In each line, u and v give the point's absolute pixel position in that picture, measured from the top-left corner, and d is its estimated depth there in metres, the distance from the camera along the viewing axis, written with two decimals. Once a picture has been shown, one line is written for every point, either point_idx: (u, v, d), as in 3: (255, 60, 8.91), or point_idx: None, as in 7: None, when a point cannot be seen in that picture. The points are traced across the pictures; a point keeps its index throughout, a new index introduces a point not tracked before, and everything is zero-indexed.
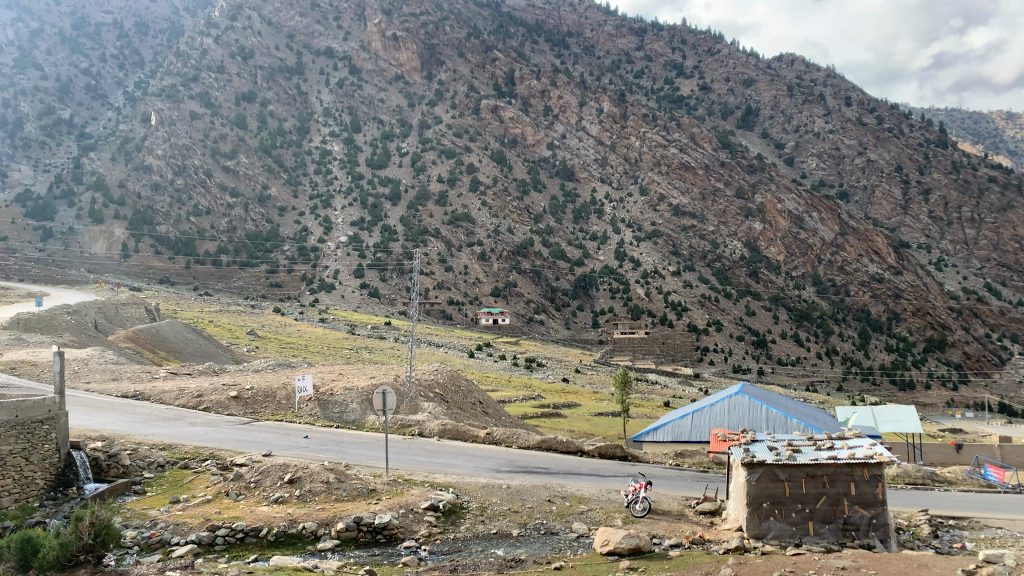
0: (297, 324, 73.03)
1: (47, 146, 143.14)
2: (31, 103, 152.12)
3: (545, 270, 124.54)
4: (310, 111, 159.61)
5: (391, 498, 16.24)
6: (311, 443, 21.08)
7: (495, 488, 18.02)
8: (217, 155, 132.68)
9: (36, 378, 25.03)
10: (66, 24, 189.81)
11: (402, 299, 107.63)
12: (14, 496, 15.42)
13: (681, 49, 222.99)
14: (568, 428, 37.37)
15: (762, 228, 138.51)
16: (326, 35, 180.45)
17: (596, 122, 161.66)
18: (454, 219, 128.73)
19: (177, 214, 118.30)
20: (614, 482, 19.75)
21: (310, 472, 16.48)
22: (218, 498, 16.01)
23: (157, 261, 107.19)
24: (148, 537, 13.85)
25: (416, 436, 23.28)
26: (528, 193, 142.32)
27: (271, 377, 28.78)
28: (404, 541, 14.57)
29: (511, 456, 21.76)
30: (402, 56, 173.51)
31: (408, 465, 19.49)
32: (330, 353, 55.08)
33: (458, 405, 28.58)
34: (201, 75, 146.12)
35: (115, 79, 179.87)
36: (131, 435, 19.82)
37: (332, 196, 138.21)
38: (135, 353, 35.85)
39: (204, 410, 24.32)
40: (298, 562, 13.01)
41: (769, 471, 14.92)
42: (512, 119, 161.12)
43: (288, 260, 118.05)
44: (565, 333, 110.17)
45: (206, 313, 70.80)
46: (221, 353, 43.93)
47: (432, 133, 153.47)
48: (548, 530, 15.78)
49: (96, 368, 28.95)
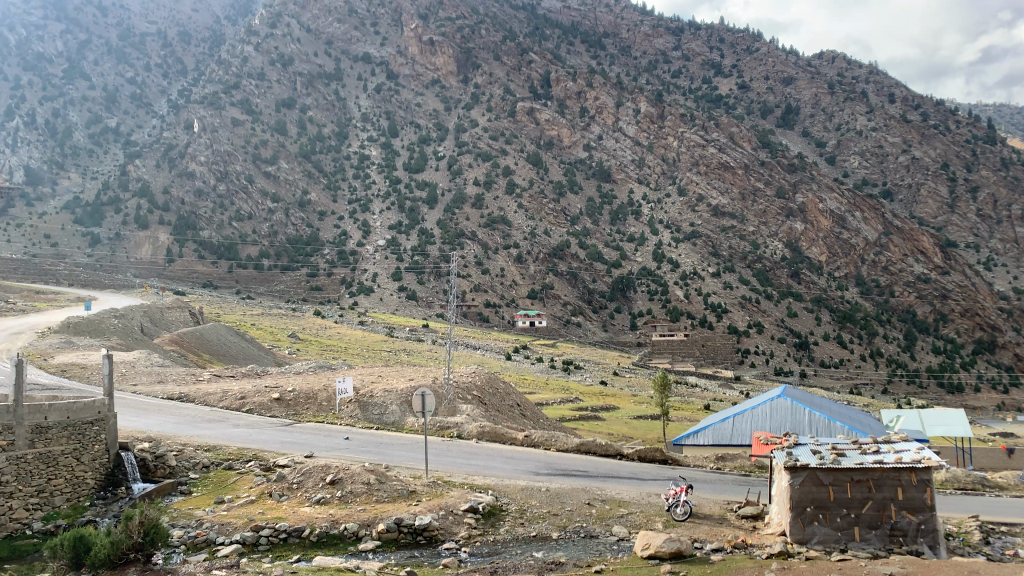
0: (337, 326, 74.07)
1: (94, 154, 147.46)
2: (79, 112, 156.82)
3: (582, 272, 124.36)
4: (348, 116, 161.43)
5: (430, 499, 16.36)
6: (352, 444, 21.35)
7: (534, 491, 17.98)
8: (258, 161, 135.03)
9: (85, 380, 25.74)
10: (113, 35, 195.14)
11: (440, 301, 107.88)
12: (65, 496, 15.83)
13: (719, 48, 220.50)
14: (607, 431, 37.19)
15: (803, 228, 136.16)
16: (364, 41, 182.18)
17: (633, 122, 160.51)
18: (491, 222, 128.84)
19: (219, 219, 121.02)
20: (654, 485, 19.61)
21: (351, 473, 16.63)
22: (261, 498, 16.26)
23: (201, 265, 109.54)
24: (194, 537, 14.06)
25: (454, 438, 23.38)
26: (564, 195, 141.99)
27: (312, 379, 29.19)
28: (445, 542, 14.64)
29: (550, 458, 21.74)
30: (438, 61, 174.58)
31: (447, 467, 19.61)
32: (368, 356, 55.49)
33: (496, 407, 28.60)
34: (241, 83, 149.13)
35: (160, 87, 184.33)
36: (177, 436, 20.30)
37: (370, 200, 139.45)
38: (179, 357, 36.52)
39: (246, 412, 24.77)
40: (341, 562, 13.15)
41: (813, 475, 14.64)
42: (548, 121, 160.85)
43: (328, 264, 120.20)
44: (603, 335, 109.76)
45: (248, 316, 72.07)
46: (263, 355, 44.69)
47: (468, 136, 153.86)
48: (588, 534, 15.70)
49: (143, 371, 29.60)
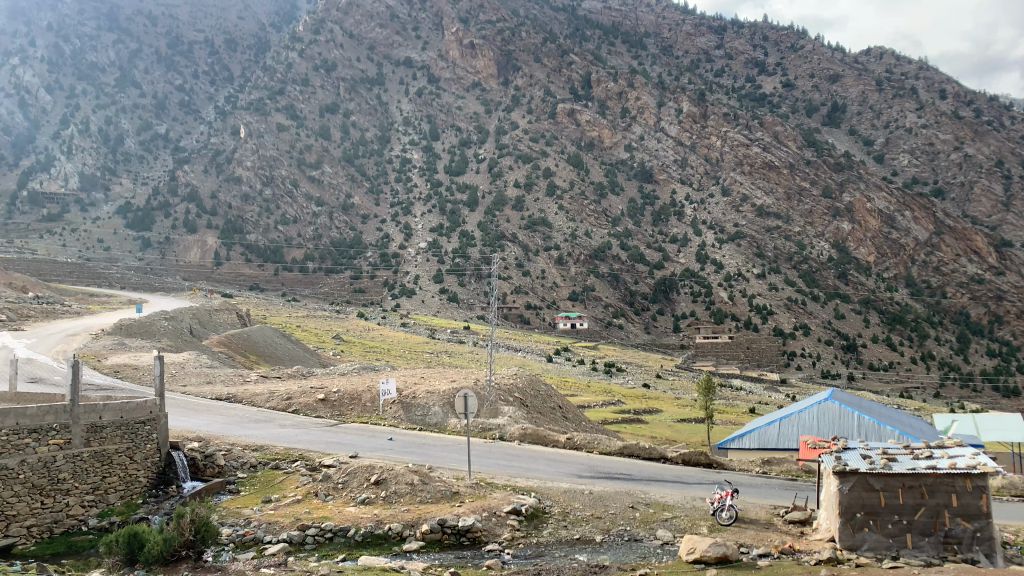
0: (379, 328, 74.75)
1: (145, 160, 151.87)
2: (131, 119, 161.57)
3: (624, 274, 123.90)
4: (390, 121, 163.25)
5: (474, 501, 16.34)
6: (395, 445, 21.53)
7: (578, 493, 17.90)
8: (303, 165, 137.75)
9: (137, 381, 26.37)
10: (163, 44, 200.21)
11: (481, 303, 108.01)
12: (119, 493, 16.24)
13: (763, 46, 216.99)
14: (650, 435, 36.85)
15: (851, 228, 133.23)
16: (405, 45, 183.82)
17: (676, 122, 158.63)
18: (532, 224, 128.29)
19: (266, 222, 124.60)
20: (699, 488, 19.43)
21: (395, 474, 16.73)
22: (307, 498, 16.49)
23: (247, 268, 113.32)
24: (242, 535, 14.30)
25: (496, 440, 23.39)
26: (605, 196, 141.19)
27: (356, 380, 29.29)
28: (488, 543, 14.65)
29: (594, 461, 21.61)
30: (479, 64, 174.94)
31: (490, 469, 19.59)
32: (410, 357, 55.94)
33: (538, 409, 28.58)
34: (286, 89, 152.56)
35: (207, 94, 188.70)
36: (226, 436, 20.68)
37: (412, 203, 140.24)
38: (227, 358, 37.29)
39: (293, 412, 25.12)
40: (386, 562, 13.25)
41: (863, 479, 14.32)
42: (589, 122, 160.00)
43: (370, 266, 121.49)
44: (645, 338, 109.16)
45: (293, 317, 73.16)
46: (309, 356, 45.40)
47: (509, 138, 153.30)
48: (632, 537, 15.60)
49: (192, 372, 30.16)
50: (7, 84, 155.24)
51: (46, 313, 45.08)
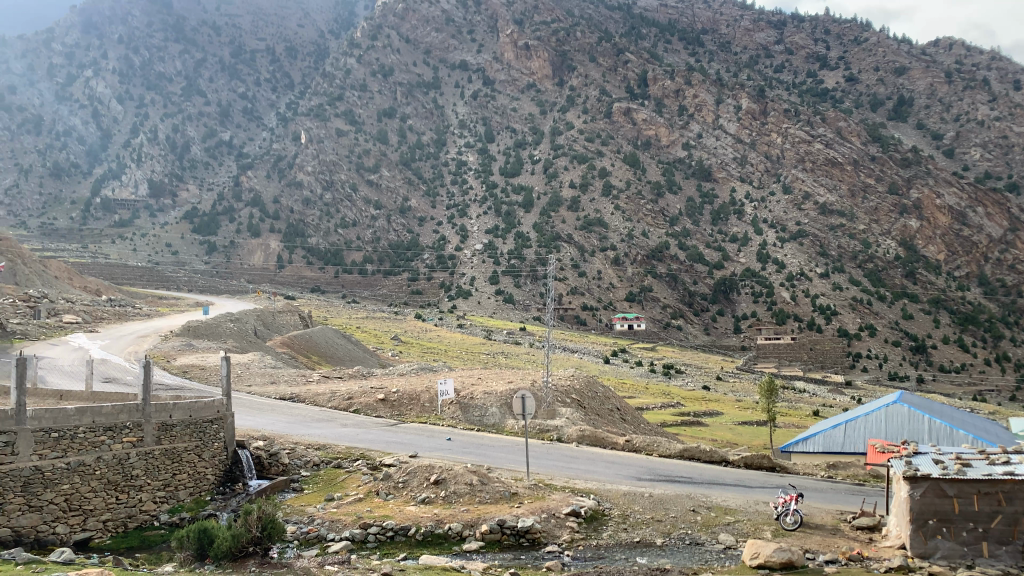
0: (437, 329, 75.80)
1: (210, 166, 156.80)
2: (196, 127, 167.12)
3: (683, 274, 122.22)
4: (446, 124, 164.93)
5: (533, 502, 16.32)
6: (454, 445, 21.64)
7: (637, 496, 17.76)
8: (362, 170, 141.62)
9: (204, 381, 27.17)
10: (226, 53, 206.01)
11: (536, 304, 107.77)
12: (189, 489, 16.76)
13: (825, 40, 211.12)
14: (711, 437, 36.38)
15: (919, 226, 129.44)
16: (461, 49, 185.03)
17: (734, 120, 154.77)
18: (587, 225, 127.15)
19: (326, 226, 128.58)
20: (763, 492, 19.00)
21: (454, 473, 16.81)
22: (369, 496, 16.73)
23: (309, 271, 116.92)
24: (306, 532, 14.62)
25: (555, 441, 23.38)
26: (663, 195, 138.80)
27: (415, 381, 29.53)
28: (547, 545, 14.61)
29: (655, 464, 21.38)
30: (534, 65, 173.99)
31: (547, 470, 19.56)
32: (468, 358, 56.45)
33: (596, 411, 28.37)
34: (345, 94, 156.57)
35: (269, 100, 193.41)
36: (289, 436, 21.05)
37: (468, 205, 140.94)
38: (291, 358, 38.24)
39: (353, 412, 25.57)
40: (446, 562, 13.32)
41: (935, 485, 13.79)
42: (645, 121, 156.61)
43: (428, 267, 122.54)
44: (705, 338, 108.02)
45: (353, 319, 74.51)
46: (369, 357, 46.03)
47: (564, 139, 151.55)
48: (693, 540, 15.41)
49: (257, 372, 30.93)
50: (82, 96, 163.10)
51: (118, 315, 46.70)
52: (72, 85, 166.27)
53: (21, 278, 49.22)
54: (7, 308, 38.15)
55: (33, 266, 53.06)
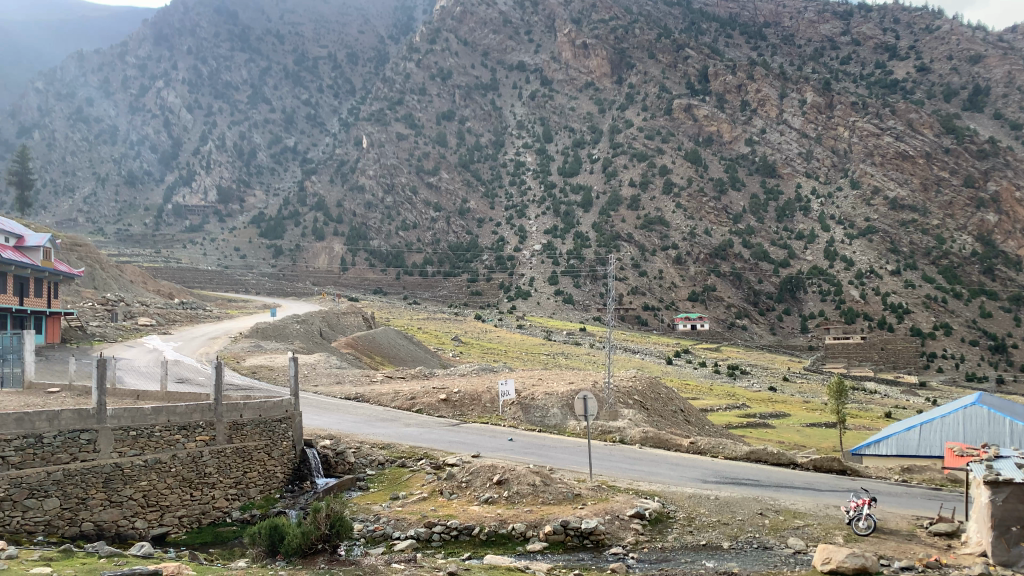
0: (497, 330, 76.48)
1: (276, 172, 161.46)
2: (262, 134, 172.27)
3: (747, 273, 119.37)
4: (505, 126, 165.55)
5: (597, 503, 16.21)
6: (515, 446, 21.66)
7: (703, 499, 17.45)
8: (422, 173, 144.72)
9: (273, 381, 27.92)
10: (290, 60, 210.96)
11: (596, 304, 107.11)
12: (259, 487, 17.18)
13: (894, 29, 203.76)
14: (778, 439, 35.53)
15: (997, 220, 124.75)
16: (519, 50, 185.18)
17: (799, 114, 149.57)
18: (648, 223, 125.25)
19: (388, 229, 131.56)
20: (833, 496, 18.49)
21: (517, 474, 16.79)
22: (433, 495, 16.89)
23: (371, 272, 119.58)
24: (372, 530, 14.85)
25: (617, 443, 23.18)
26: (725, 192, 134.79)
27: (476, 381, 29.67)
28: (612, 547, 14.48)
29: (719, 466, 21.07)
30: (592, 63, 171.08)
31: (609, 472, 19.41)
32: (528, 358, 56.57)
33: (659, 413, 28.04)
34: (406, 98, 161.33)
35: (331, 107, 197.34)
36: (354, 435, 21.34)
37: (527, 206, 140.89)
38: (354, 358, 38.95)
39: (415, 412, 25.87)
40: (511, 562, 13.34)
41: (1018, 491, 13.22)
42: (707, 117, 150.50)
43: (487, 269, 123.24)
44: (770, 339, 106.04)
45: (415, 320, 75.52)
46: (430, 358, 46.50)
47: (623, 137, 148.79)
48: (762, 545, 15.06)
49: (323, 372, 31.59)
50: (154, 106, 169.67)
51: (189, 317, 48.36)
52: (145, 96, 172.94)
53: (98, 281, 51.34)
54: (88, 312, 40.07)
55: (111, 271, 55.45)
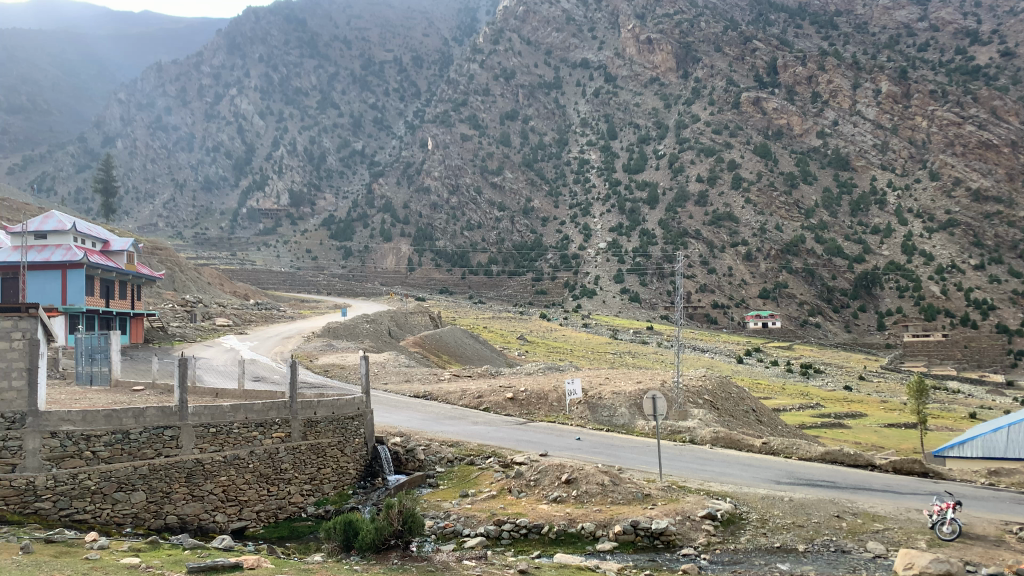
0: (562, 329, 75.71)
1: (344, 175, 165.07)
2: (331, 138, 176.27)
3: (820, 269, 114.91)
4: (568, 123, 164.74)
5: (667, 503, 16.00)
6: (583, 445, 21.62)
7: (776, 500, 17.10)
8: (486, 173, 146.30)
9: (345, 379, 28.55)
10: (357, 65, 214.84)
11: (664, 302, 105.60)
12: (332, 483, 17.65)
13: (975, 14, 194.63)
14: (854, 441, 34.44)
15: None
16: (582, 47, 183.76)
17: (874, 104, 144.43)
18: (716, 219, 121.35)
19: (453, 229, 134.33)
20: (915, 499, 17.85)
21: (586, 473, 16.72)
22: (502, 494, 16.96)
23: (437, 272, 122.55)
24: (443, 527, 15.02)
25: (687, 443, 22.88)
26: (797, 186, 128.78)
27: (543, 380, 29.66)
28: (683, 547, 14.31)
29: (793, 467, 20.53)
30: (657, 58, 165.34)
31: (680, 472, 19.18)
32: (594, 357, 56.22)
33: (730, 413, 27.51)
34: (470, 100, 166.81)
35: (397, 109, 199.87)
36: (424, 432, 21.69)
37: (591, 204, 139.40)
38: (422, 357, 39.38)
39: (484, 411, 26.03)
40: (581, 561, 13.32)
41: None
42: (776, 110, 144.62)
43: (552, 267, 123.22)
44: (845, 337, 102.90)
45: (480, 319, 75.92)
46: (496, 356, 46.72)
47: (690, 132, 143.10)
48: (839, 548, 14.64)
49: (392, 371, 32.15)
50: (228, 113, 175.50)
51: (265, 317, 49.92)
52: (219, 104, 178.71)
53: (179, 283, 53.64)
54: (169, 313, 41.72)
55: (190, 273, 57.48)
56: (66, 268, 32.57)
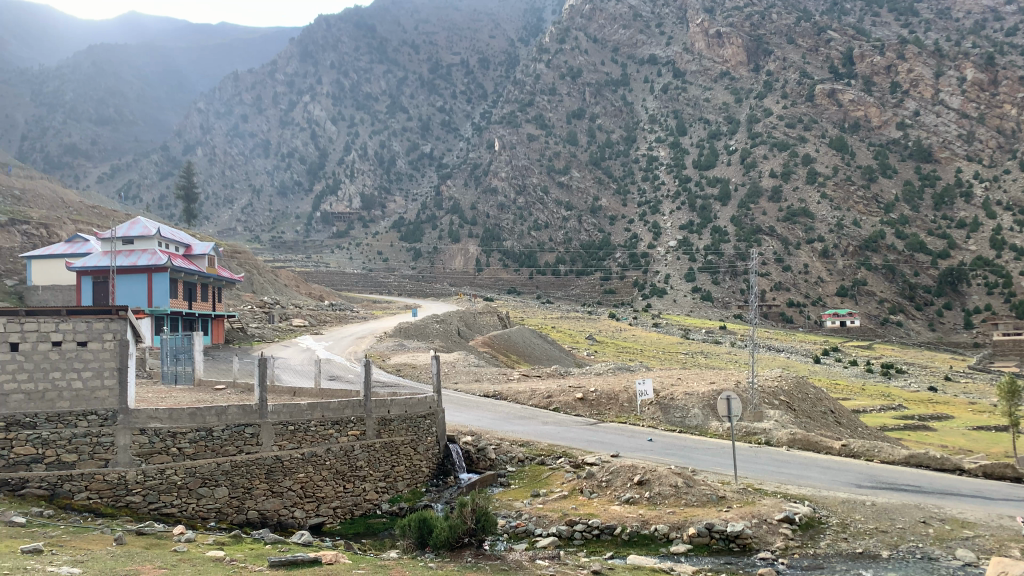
0: (632, 329, 74.82)
1: (413, 178, 167.80)
2: (401, 142, 178.90)
3: (902, 265, 111.09)
4: (636, 120, 162.64)
5: (742, 506, 15.67)
6: (656, 446, 21.33)
7: (858, 504, 16.55)
8: (553, 173, 146.39)
9: (417, 378, 28.92)
10: (425, 69, 217.38)
11: (737, 301, 103.39)
12: (406, 481, 17.91)
13: None
14: (941, 444, 33.11)
15: None
16: (650, 43, 180.97)
17: (958, 92, 138.48)
18: (791, 215, 117.11)
19: (520, 229, 135.60)
20: (1007, 506, 16.98)
21: (658, 475, 16.47)
22: (573, 494, 16.92)
23: (505, 272, 123.77)
24: (515, 526, 15.06)
25: (763, 445, 22.39)
26: (876, 180, 124.12)
27: (613, 380, 29.41)
28: (760, 552, 13.99)
29: (876, 470, 19.85)
30: (727, 52, 160.92)
31: (756, 474, 18.78)
32: (665, 357, 55.57)
33: (807, 414, 26.77)
34: (536, 100, 169.59)
35: (465, 112, 201.30)
36: (495, 432, 21.82)
37: (660, 201, 137.06)
38: (492, 357, 39.62)
39: (554, 411, 25.99)
40: (655, 563, 13.18)
41: None
42: (852, 102, 138.96)
43: (620, 266, 122.47)
44: (928, 336, 99.25)
45: (548, 319, 75.95)
46: (565, 356, 46.63)
47: (762, 126, 138.15)
48: (925, 556, 14.07)
49: (463, 370, 32.49)
50: (301, 120, 180.56)
51: (339, 317, 51.22)
52: (293, 111, 183.90)
53: (257, 285, 55.38)
54: (249, 314, 43.24)
55: (267, 275, 59.35)
56: (151, 272, 33.94)
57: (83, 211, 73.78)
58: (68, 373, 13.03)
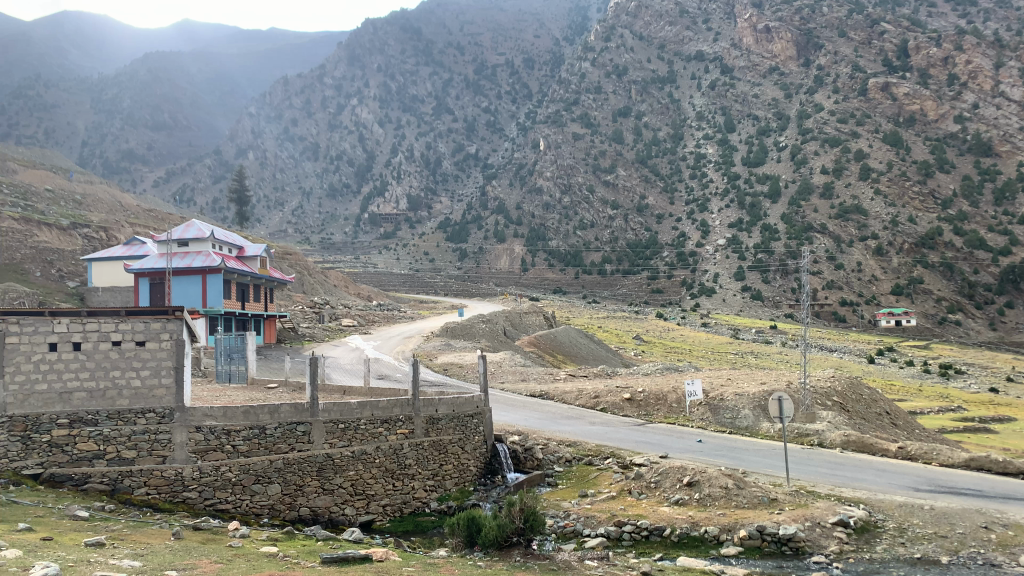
0: (679, 329, 73.97)
1: (459, 179, 169.02)
2: (446, 143, 180.18)
3: (960, 263, 108.17)
4: (683, 117, 160.44)
5: (795, 509, 15.39)
6: (705, 447, 21.09)
7: (916, 508, 16.12)
8: (599, 171, 145.75)
9: (463, 378, 29.01)
10: (470, 70, 218.15)
11: (788, 300, 101.31)
12: (454, 480, 18.02)
13: None
14: (1003, 447, 31.93)
15: None
16: (697, 40, 178.82)
17: (1020, 84, 133.90)
18: (843, 212, 114.17)
19: (566, 229, 135.70)
20: None
21: (708, 476, 16.26)
22: (621, 495, 16.83)
23: (550, 272, 123.98)
24: (563, 526, 15.04)
25: (815, 447, 21.96)
26: (933, 175, 119.92)
27: (661, 381, 29.16)
28: (814, 555, 13.73)
29: (932, 474, 19.31)
30: (776, 47, 158.18)
31: (809, 476, 18.40)
32: (715, 357, 54.86)
33: (862, 415, 26.16)
34: (581, 98, 169.37)
35: (510, 112, 201.48)
36: (542, 432, 21.81)
37: (708, 199, 135.00)
38: (538, 357, 39.54)
39: (601, 411, 25.90)
40: (705, 565, 13.03)
41: None
42: (908, 95, 134.75)
43: (667, 266, 121.39)
44: (990, 336, 96.84)
45: (595, 319, 75.64)
46: (612, 356, 46.31)
47: (813, 122, 135.06)
48: (988, 561, 13.64)
49: (510, 369, 32.60)
50: (349, 123, 182.88)
51: (387, 317, 51.81)
52: (341, 114, 186.50)
53: (307, 286, 56.36)
54: (299, 314, 44.00)
55: (317, 276, 60.35)
56: (206, 273, 34.78)
57: (141, 215, 75.94)
58: (126, 371, 13.44)
